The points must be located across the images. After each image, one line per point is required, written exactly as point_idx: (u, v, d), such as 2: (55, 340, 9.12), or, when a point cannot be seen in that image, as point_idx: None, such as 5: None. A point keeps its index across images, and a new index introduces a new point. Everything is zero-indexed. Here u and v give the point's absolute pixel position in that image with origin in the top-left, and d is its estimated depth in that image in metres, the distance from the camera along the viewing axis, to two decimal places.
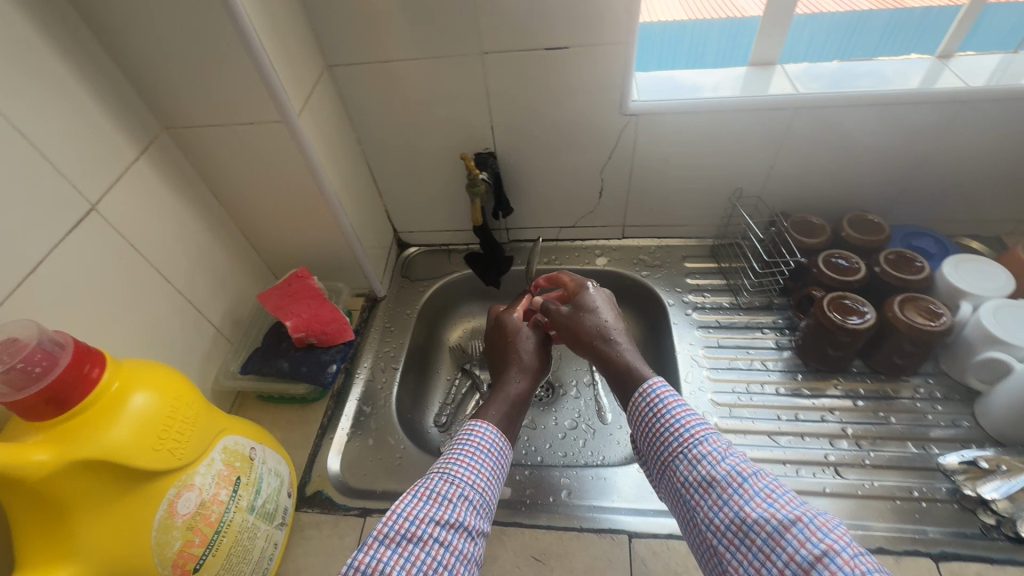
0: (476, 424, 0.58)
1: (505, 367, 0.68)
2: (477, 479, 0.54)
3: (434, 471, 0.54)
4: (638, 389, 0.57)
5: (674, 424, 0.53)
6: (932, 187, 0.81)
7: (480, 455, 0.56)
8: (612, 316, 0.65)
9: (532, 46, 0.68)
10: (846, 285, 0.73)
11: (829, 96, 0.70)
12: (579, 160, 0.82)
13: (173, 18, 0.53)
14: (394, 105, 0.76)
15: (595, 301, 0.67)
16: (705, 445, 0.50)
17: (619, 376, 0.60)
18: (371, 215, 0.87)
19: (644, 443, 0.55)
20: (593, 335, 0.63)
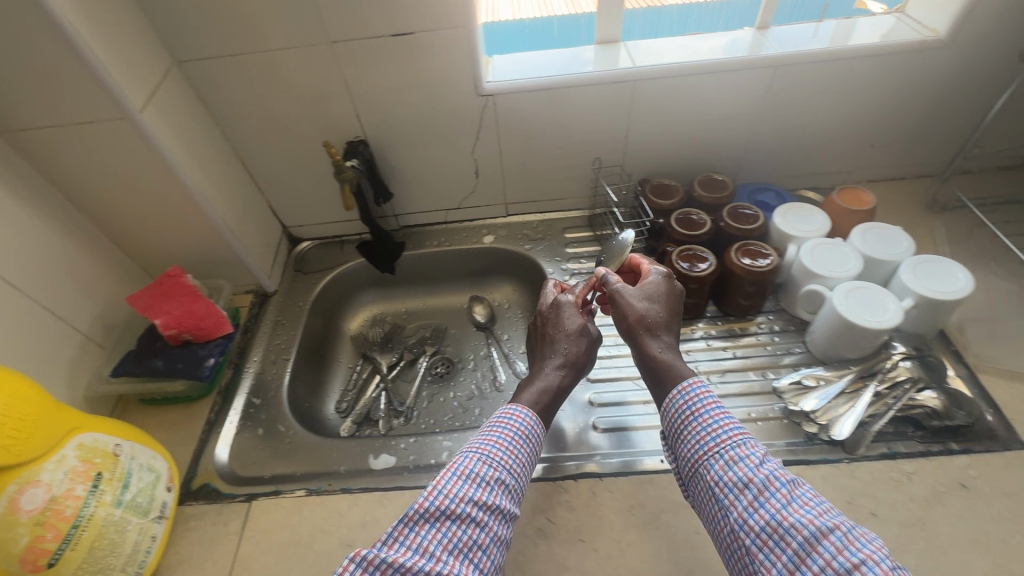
0: (515, 408, 0.58)
1: (542, 350, 0.66)
2: (514, 464, 0.54)
3: (470, 449, 0.54)
4: (677, 387, 0.56)
5: (712, 425, 0.52)
6: (770, 146, 0.89)
7: (518, 439, 0.56)
8: (667, 310, 0.62)
9: (378, 33, 0.70)
10: (694, 238, 0.80)
11: (661, 69, 0.78)
12: (448, 141, 0.85)
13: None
14: (255, 98, 0.77)
15: (652, 289, 0.63)
16: (743, 447, 0.50)
17: (655, 370, 0.58)
18: (250, 211, 0.87)
19: (677, 440, 0.54)
20: (638, 325, 0.61)
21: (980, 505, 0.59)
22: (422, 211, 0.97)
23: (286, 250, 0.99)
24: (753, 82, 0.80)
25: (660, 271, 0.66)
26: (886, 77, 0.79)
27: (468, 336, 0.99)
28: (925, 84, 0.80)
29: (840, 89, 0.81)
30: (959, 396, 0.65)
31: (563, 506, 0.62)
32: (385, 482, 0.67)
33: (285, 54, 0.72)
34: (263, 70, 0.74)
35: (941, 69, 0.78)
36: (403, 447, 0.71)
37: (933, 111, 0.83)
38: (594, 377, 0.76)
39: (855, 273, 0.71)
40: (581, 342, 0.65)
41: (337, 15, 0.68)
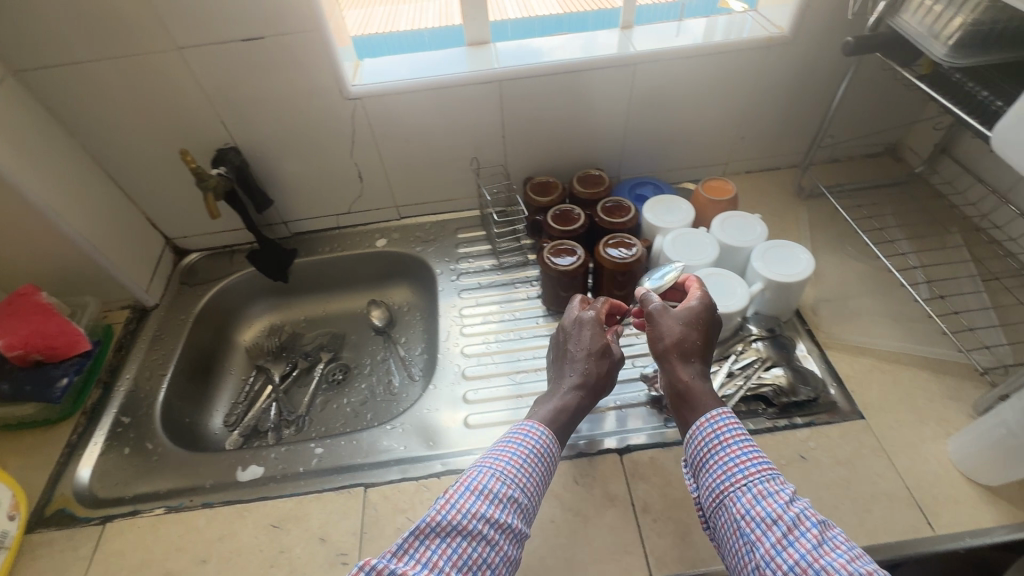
0: (531, 426, 0.56)
1: (559, 366, 0.62)
2: (527, 483, 0.52)
3: (484, 462, 0.53)
4: (704, 418, 0.52)
5: (738, 457, 0.49)
6: (646, 140, 0.92)
7: (533, 458, 0.54)
8: (705, 338, 0.57)
9: (226, 38, 0.69)
10: (567, 234, 0.82)
11: (524, 69, 0.79)
12: (324, 146, 0.84)
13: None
14: (108, 107, 0.75)
15: (693, 312, 0.58)
16: (773, 483, 0.47)
17: (680, 399, 0.54)
18: (120, 223, 0.85)
19: (701, 469, 0.51)
20: (673, 349, 0.56)
21: (815, 475, 0.62)
22: (312, 217, 0.96)
23: (172, 263, 0.96)
24: (618, 79, 0.82)
25: (703, 293, 0.60)
26: (741, 72, 0.83)
27: (365, 341, 0.99)
28: (778, 77, 0.84)
29: (701, 84, 0.84)
30: (805, 372, 0.69)
31: (424, 505, 0.63)
32: (247, 493, 0.66)
33: (131, 61, 0.70)
34: (111, 78, 0.72)
35: (790, 63, 0.82)
36: (273, 457, 0.69)
37: (790, 101, 0.87)
38: (470, 375, 0.77)
39: (711, 259, 0.74)
40: (602, 362, 0.61)
41: (180, 20, 0.67)
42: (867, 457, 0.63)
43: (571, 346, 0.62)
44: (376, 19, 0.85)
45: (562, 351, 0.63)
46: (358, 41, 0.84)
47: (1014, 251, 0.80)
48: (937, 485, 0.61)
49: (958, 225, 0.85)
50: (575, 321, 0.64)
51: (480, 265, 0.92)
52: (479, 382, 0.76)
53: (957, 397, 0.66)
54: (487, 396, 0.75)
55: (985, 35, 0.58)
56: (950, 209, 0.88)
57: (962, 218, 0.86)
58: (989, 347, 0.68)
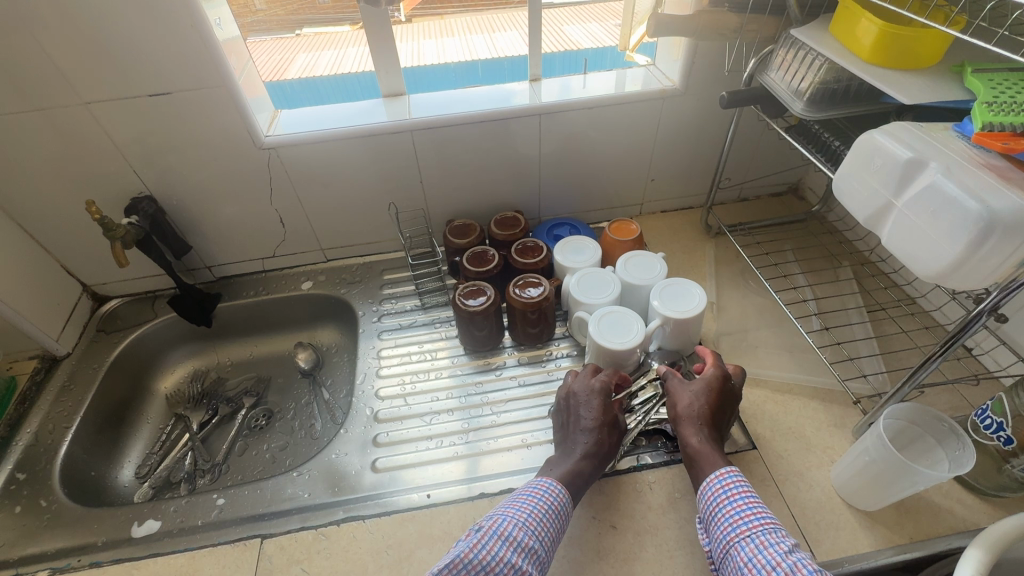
0: (546, 488, 0.58)
1: (569, 432, 0.64)
2: (545, 537, 0.54)
3: (507, 511, 0.55)
4: (713, 474, 0.56)
5: (745, 510, 0.52)
6: (562, 183, 0.96)
7: (551, 513, 0.56)
8: (717, 406, 0.61)
9: (135, 94, 0.72)
10: (481, 274, 0.84)
11: (434, 120, 0.83)
12: (242, 193, 0.86)
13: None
14: (15, 159, 0.75)
15: (704, 382, 0.63)
16: (774, 534, 0.49)
17: (692, 461, 0.59)
18: (32, 272, 0.84)
19: (712, 524, 0.54)
20: (684, 416, 0.61)
21: None
22: (235, 261, 0.97)
23: (90, 310, 0.95)
24: (528, 127, 0.87)
25: (713, 364, 0.65)
26: (642, 121, 0.89)
27: (289, 386, 0.98)
28: (676, 125, 0.90)
29: (606, 132, 0.90)
30: None
31: (320, 555, 0.62)
32: (139, 551, 0.64)
33: (35, 115, 0.71)
34: (20, 132, 0.72)
35: (685, 112, 0.88)
36: (173, 509, 0.68)
37: (691, 144, 0.94)
38: (383, 417, 0.77)
39: (613, 297, 0.77)
40: (614, 432, 0.64)
41: (88, 80, 0.69)
42: (756, 487, 0.65)
43: (584, 413, 0.64)
44: (298, 68, 0.90)
45: (574, 416, 0.65)
46: (274, 85, 0.88)
47: (897, 282, 0.85)
48: (820, 512, 0.62)
49: (849, 259, 0.91)
50: (588, 388, 0.66)
51: (403, 305, 0.94)
52: (393, 424, 0.77)
53: (840, 424, 0.70)
54: (401, 436, 0.75)
55: (833, 91, 0.65)
56: (842, 243, 0.94)
57: (853, 253, 0.92)
58: (865, 375, 0.72)
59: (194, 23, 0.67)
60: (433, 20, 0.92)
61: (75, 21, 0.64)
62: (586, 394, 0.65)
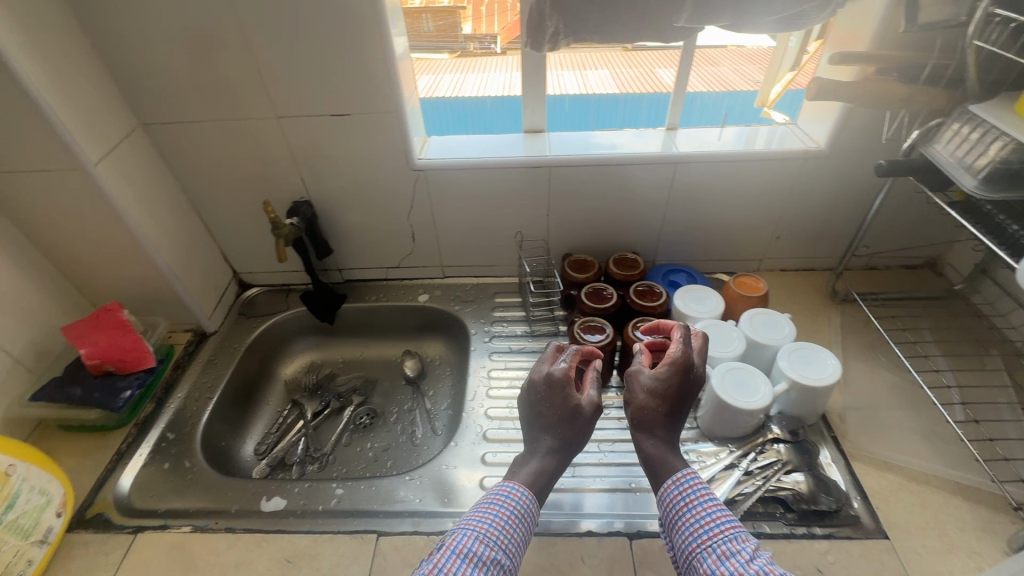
0: (508, 490, 0.57)
1: (533, 427, 0.62)
2: (508, 544, 0.53)
3: (466, 525, 0.54)
4: (670, 480, 0.56)
5: (705, 517, 0.52)
6: (683, 231, 0.97)
7: (514, 519, 0.55)
8: (670, 405, 0.58)
9: (319, 112, 0.80)
10: (600, 311, 0.86)
11: (573, 158, 0.87)
12: (385, 207, 0.93)
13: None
14: (209, 157, 0.86)
15: (658, 380, 0.59)
16: (735, 542, 0.49)
17: (647, 465, 0.58)
18: (199, 257, 0.94)
19: (673, 532, 0.54)
20: (637, 419, 0.58)
21: None
22: (364, 268, 1.04)
23: (234, 294, 1.05)
24: (660, 174, 0.89)
25: (671, 359, 0.59)
26: (778, 179, 0.88)
27: (394, 391, 1.02)
28: (813, 186, 0.89)
29: (737, 185, 0.90)
30: (828, 481, 0.67)
31: None
32: (268, 524, 0.69)
33: (235, 123, 0.81)
34: (219, 136, 0.83)
35: (827, 173, 0.86)
36: (297, 491, 0.73)
37: (826, 206, 0.91)
38: (491, 437, 0.80)
39: (737, 352, 0.76)
40: (576, 421, 0.59)
41: (285, 96, 0.78)
42: None
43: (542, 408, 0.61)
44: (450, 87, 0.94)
45: (533, 409, 0.62)
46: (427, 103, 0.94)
47: None
48: None
49: (998, 347, 0.84)
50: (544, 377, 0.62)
51: (512, 330, 0.97)
52: (499, 445, 0.79)
53: (990, 529, 0.63)
54: (506, 459, 0.77)
55: (1014, 172, 0.61)
56: (990, 329, 0.86)
57: (1004, 341, 0.84)
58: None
59: (387, 59, 0.74)
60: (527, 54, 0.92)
61: (291, 47, 0.73)
62: (542, 385, 0.62)
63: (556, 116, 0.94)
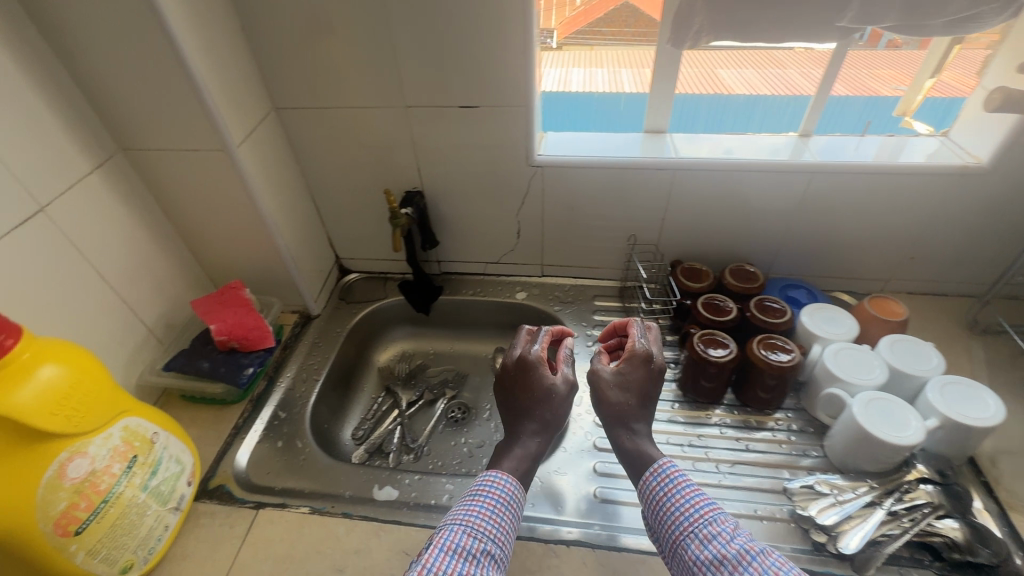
0: (493, 478, 0.57)
1: (511, 413, 0.62)
2: (496, 533, 0.53)
3: (454, 521, 0.54)
4: (649, 470, 0.58)
5: (684, 502, 0.54)
6: (805, 245, 0.92)
7: (500, 508, 0.55)
8: (640, 398, 0.61)
9: (449, 104, 0.79)
10: (719, 324, 0.82)
11: (701, 161, 0.82)
12: (497, 202, 0.92)
13: (125, 46, 0.62)
14: (332, 143, 0.87)
15: (627, 374, 0.61)
16: (714, 524, 0.52)
17: (626, 457, 0.60)
18: (310, 240, 0.96)
19: (654, 522, 0.56)
20: (611, 414, 0.60)
21: None
22: (464, 261, 1.04)
23: (335, 278, 1.07)
24: (792, 183, 0.83)
25: (636, 352, 0.62)
26: (925, 196, 0.81)
27: (487, 387, 1.01)
28: (963, 206, 0.81)
29: (877, 200, 0.83)
30: (984, 531, 0.61)
31: (550, 570, 0.63)
32: (384, 513, 0.69)
33: (363, 111, 0.82)
34: (345, 122, 0.84)
35: (983, 193, 0.79)
36: (407, 482, 0.73)
37: (974, 228, 0.84)
38: (601, 446, 0.78)
39: (879, 383, 0.70)
40: (552, 406, 0.60)
41: (417, 85, 0.78)
42: None
43: (515, 393, 0.62)
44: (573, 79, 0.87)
45: (505, 396, 0.63)
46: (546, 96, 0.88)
47: None
48: None
49: None
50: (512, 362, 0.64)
51: None
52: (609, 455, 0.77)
53: None
54: (618, 472, 0.74)
55: None
56: None
57: None
58: None
59: (527, 52, 0.72)
60: (583, 50, 0.83)
61: (431, 36, 0.72)
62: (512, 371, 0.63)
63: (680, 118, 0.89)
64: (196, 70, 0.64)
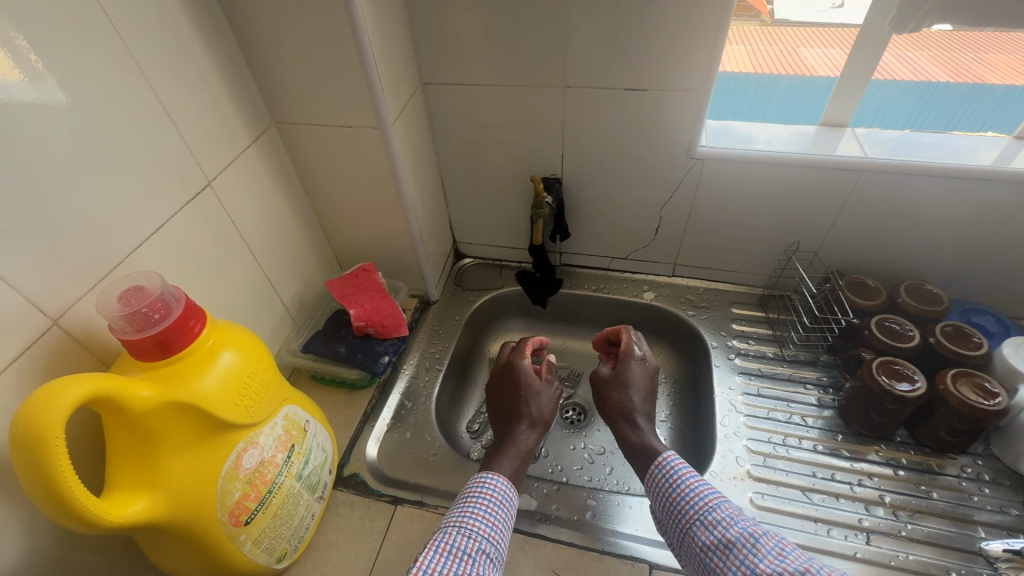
0: (486, 475, 0.57)
1: (504, 414, 0.66)
2: (492, 532, 0.52)
3: (447, 523, 0.52)
4: (654, 462, 0.61)
5: (689, 492, 0.56)
6: (1001, 267, 0.79)
7: (493, 508, 0.54)
8: (641, 394, 0.68)
9: (613, 86, 0.72)
10: (896, 351, 0.72)
11: (895, 163, 0.71)
12: (641, 196, 0.85)
13: (299, 14, 0.58)
14: (474, 121, 0.81)
15: (624, 374, 0.69)
16: (718, 510, 0.54)
17: (636, 453, 0.64)
18: (435, 222, 0.92)
19: (662, 513, 0.58)
20: (616, 411, 0.68)
21: None
22: (589, 254, 0.98)
23: (450, 262, 1.04)
24: (1009, 197, 0.70)
25: (627, 355, 0.71)
26: None
27: None
28: None
29: None
30: None
31: None
32: (526, 525, 0.66)
33: (515, 90, 0.76)
34: (494, 101, 0.78)
35: None
36: (545, 493, 0.70)
37: None
38: (755, 475, 0.70)
39: None
40: (543, 407, 0.66)
41: (582, 62, 0.70)
42: None
43: (507, 395, 0.67)
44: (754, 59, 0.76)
45: (500, 400, 0.68)
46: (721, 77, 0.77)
47: None
48: None
49: None
50: (504, 368, 0.71)
51: (760, 350, 0.85)
52: (768, 487, 0.69)
53: None
54: (779, 507, 0.67)
55: None
56: None
57: None
58: None
59: (720, 29, 0.63)
60: None
61: (609, 9, 0.65)
62: (505, 375, 0.69)
63: (871, 110, 0.77)
64: (368, 41, 0.59)
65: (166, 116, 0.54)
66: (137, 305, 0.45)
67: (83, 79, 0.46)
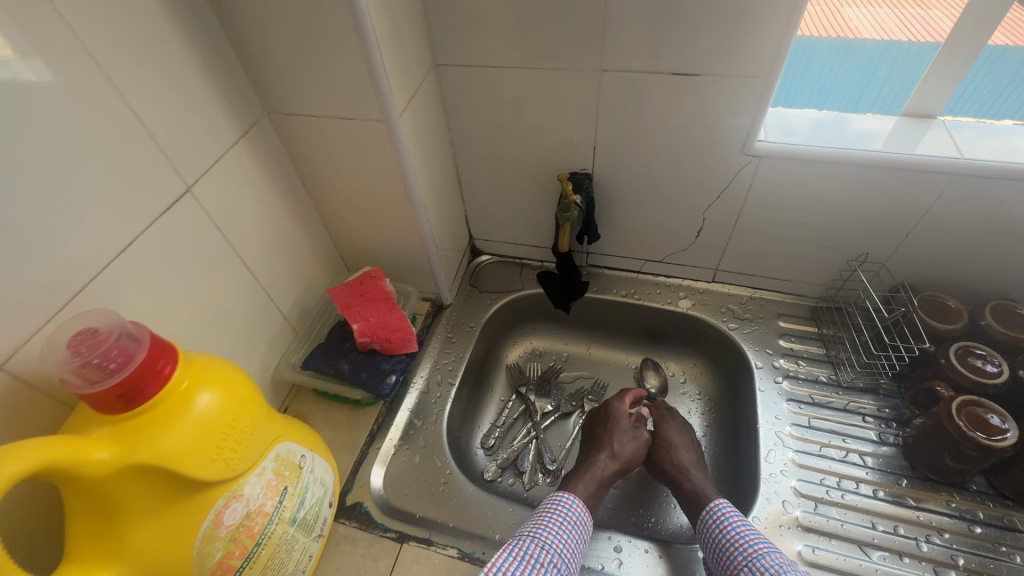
0: (562, 496, 0.60)
1: (589, 446, 0.69)
2: (563, 549, 0.55)
3: (522, 534, 0.56)
4: (705, 506, 0.61)
5: (738, 538, 0.55)
6: None
7: (565, 526, 0.57)
8: (688, 450, 0.68)
9: (659, 69, 0.61)
10: (980, 388, 0.63)
11: (998, 167, 0.59)
12: (682, 196, 0.74)
13: None
14: (494, 107, 0.71)
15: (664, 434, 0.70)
16: (767, 558, 0.53)
17: (690, 499, 0.63)
18: (450, 219, 0.83)
19: (710, 558, 0.57)
20: (668, 463, 0.67)
21: None
22: (620, 255, 0.88)
23: (466, 259, 0.95)
24: None
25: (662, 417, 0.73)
26: None
27: None
28: None
29: None
30: None
31: None
32: None
33: (543, 74, 0.65)
34: (518, 86, 0.67)
35: None
36: None
37: None
38: (805, 523, 0.62)
39: None
40: (627, 444, 0.67)
41: (624, 41, 0.59)
42: None
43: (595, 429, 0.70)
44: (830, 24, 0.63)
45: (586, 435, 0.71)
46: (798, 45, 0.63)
47: None
48: None
49: None
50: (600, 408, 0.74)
51: (812, 373, 0.76)
52: (821, 539, 0.61)
53: None
54: (831, 563, 0.59)
55: None
56: None
57: None
58: None
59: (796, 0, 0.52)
60: None
61: None
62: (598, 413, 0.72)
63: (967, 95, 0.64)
64: (369, 19, 0.50)
65: (133, 114, 0.46)
66: (88, 356, 0.38)
67: (22, 73, 0.38)
